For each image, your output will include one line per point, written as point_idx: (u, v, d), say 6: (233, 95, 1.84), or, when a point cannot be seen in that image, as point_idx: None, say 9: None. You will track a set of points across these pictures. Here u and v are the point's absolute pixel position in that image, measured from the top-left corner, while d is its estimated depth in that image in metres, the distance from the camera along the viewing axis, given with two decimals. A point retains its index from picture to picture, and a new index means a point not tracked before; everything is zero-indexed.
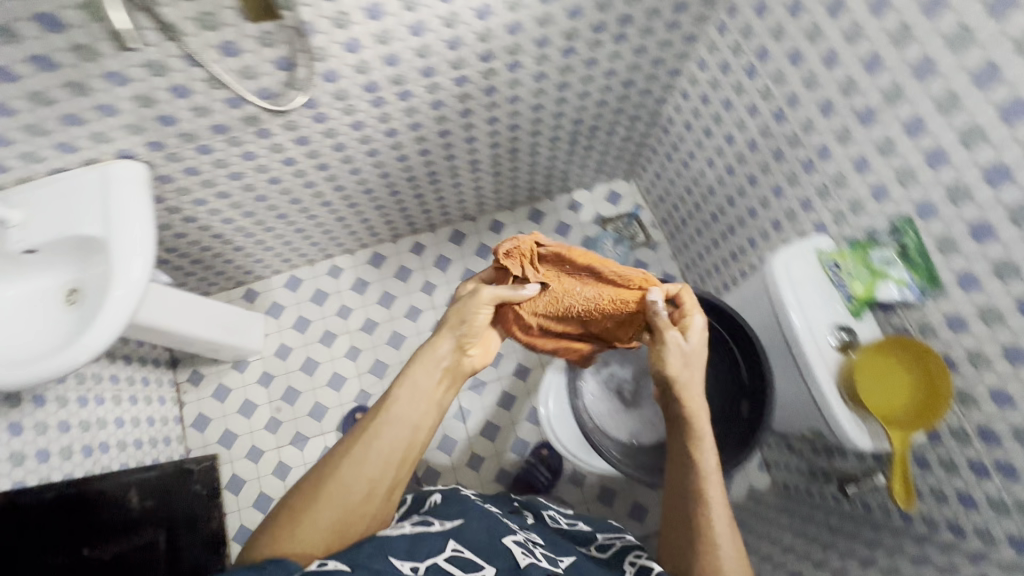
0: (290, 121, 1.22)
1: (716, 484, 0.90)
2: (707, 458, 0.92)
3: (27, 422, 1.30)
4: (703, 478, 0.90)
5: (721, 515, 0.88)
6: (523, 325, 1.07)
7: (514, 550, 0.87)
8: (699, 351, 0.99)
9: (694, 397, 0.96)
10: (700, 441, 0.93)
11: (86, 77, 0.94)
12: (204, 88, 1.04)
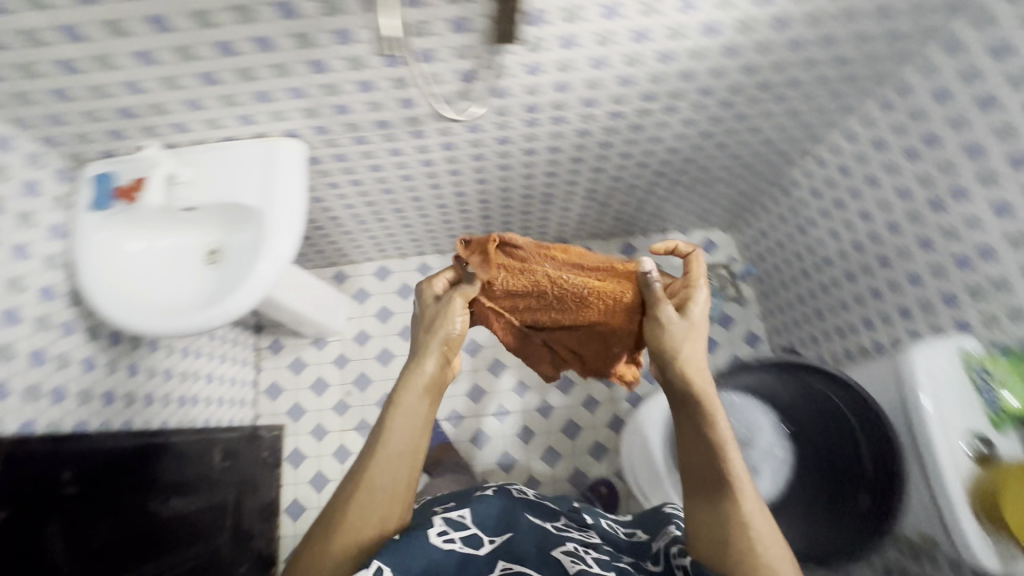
0: (446, 127, 1.24)
1: (730, 453, 0.85)
2: (721, 426, 0.88)
3: (141, 366, 1.36)
4: (718, 451, 0.86)
5: (741, 484, 0.83)
6: (506, 318, 1.09)
7: (564, 560, 0.83)
8: (699, 316, 0.98)
9: (691, 360, 0.93)
10: (696, 408, 0.90)
11: (291, 62, 0.98)
12: (388, 86, 1.07)
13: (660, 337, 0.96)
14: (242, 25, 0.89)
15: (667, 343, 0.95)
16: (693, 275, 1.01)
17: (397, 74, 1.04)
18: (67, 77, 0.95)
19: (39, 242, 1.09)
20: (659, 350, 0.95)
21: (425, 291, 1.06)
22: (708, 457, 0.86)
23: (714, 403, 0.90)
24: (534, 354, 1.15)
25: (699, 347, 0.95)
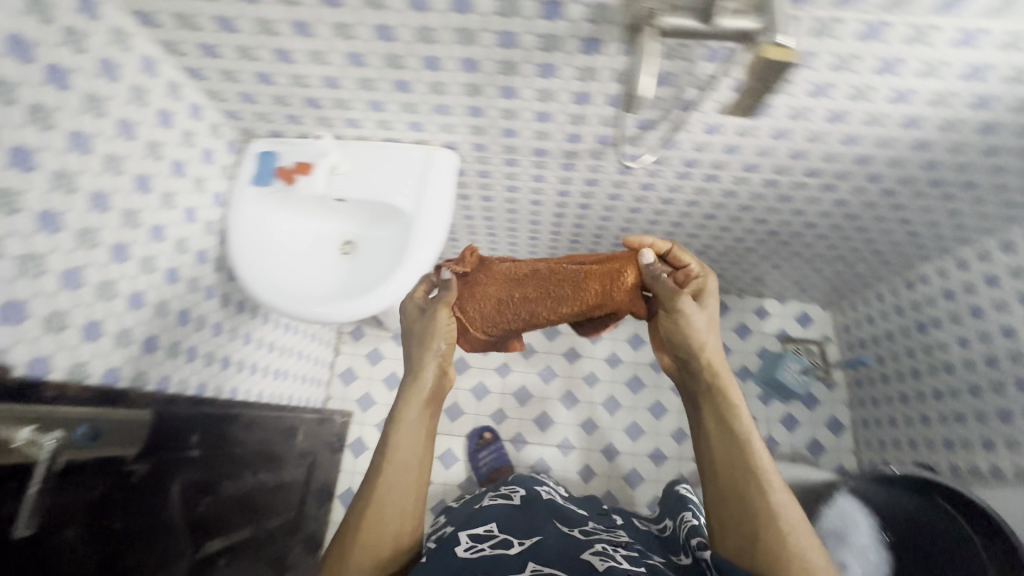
0: (598, 166, 1.24)
1: (757, 444, 0.82)
2: (743, 412, 0.85)
3: (254, 336, 1.40)
4: (740, 437, 0.82)
5: (772, 475, 0.79)
6: (480, 321, 1.04)
7: (593, 558, 0.85)
8: (712, 304, 0.96)
9: (712, 349, 0.90)
10: (719, 396, 0.87)
11: (486, 84, 0.99)
12: (565, 121, 1.07)
13: (689, 329, 0.91)
14: (458, 46, 0.90)
15: (688, 335, 0.91)
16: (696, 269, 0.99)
17: (580, 112, 1.04)
18: (277, 63, 0.99)
19: (204, 208, 1.14)
20: (681, 340, 0.91)
21: (409, 307, 1.06)
22: (735, 449, 0.81)
23: (732, 389, 0.87)
24: (501, 345, 1.11)
25: (714, 331, 0.92)
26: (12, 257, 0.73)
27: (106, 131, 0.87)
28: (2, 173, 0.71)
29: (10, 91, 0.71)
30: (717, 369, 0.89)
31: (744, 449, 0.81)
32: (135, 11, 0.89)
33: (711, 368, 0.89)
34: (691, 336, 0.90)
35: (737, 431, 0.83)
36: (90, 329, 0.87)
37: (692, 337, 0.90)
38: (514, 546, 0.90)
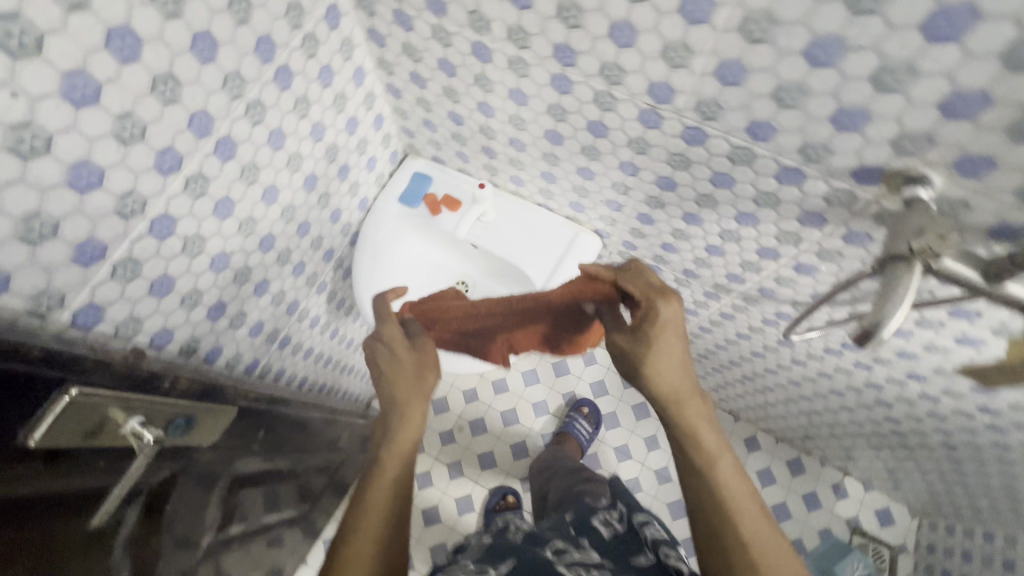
0: (743, 308, 1.13)
1: (726, 471, 0.69)
2: (707, 434, 0.70)
3: (341, 332, 1.40)
4: (707, 468, 0.69)
5: (746, 503, 0.68)
6: (438, 329, 0.97)
7: None
8: (667, 334, 0.71)
9: (673, 377, 0.71)
10: (683, 424, 0.71)
11: (673, 204, 0.92)
12: (735, 262, 0.98)
13: (630, 366, 0.73)
14: (666, 165, 0.83)
15: (634, 371, 0.73)
16: (642, 292, 0.75)
17: (758, 262, 0.95)
18: (474, 110, 0.96)
19: (349, 211, 1.15)
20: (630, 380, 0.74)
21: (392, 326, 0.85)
22: (701, 482, 0.69)
23: (698, 408, 0.71)
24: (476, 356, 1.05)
25: (679, 355, 0.71)
26: (182, 237, 0.74)
27: (299, 131, 0.87)
28: (204, 160, 0.72)
29: (238, 87, 0.71)
30: (688, 389, 0.71)
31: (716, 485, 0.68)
32: (367, 27, 0.88)
33: (673, 393, 0.70)
34: (631, 370, 0.73)
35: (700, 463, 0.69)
36: (216, 310, 0.88)
37: (629, 373, 0.73)
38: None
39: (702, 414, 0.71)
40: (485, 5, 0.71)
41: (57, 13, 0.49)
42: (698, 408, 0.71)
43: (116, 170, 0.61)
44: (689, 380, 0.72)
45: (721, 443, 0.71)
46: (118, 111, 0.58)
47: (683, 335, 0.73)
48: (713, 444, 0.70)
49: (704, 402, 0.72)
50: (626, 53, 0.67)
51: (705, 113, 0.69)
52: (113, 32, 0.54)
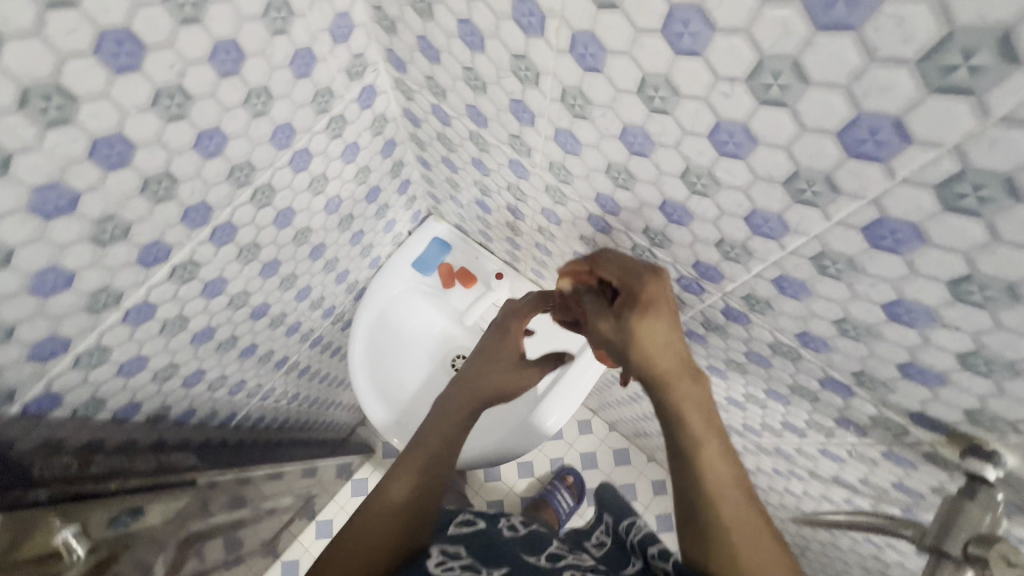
0: (755, 453, 1.04)
1: (709, 457, 0.58)
2: (694, 418, 0.58)
3: (332, 375, 1.35)
4: (691, 451, 0.58)
5: (729, 491, 0.57)
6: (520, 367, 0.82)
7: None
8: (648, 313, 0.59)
9: (661, 359, 0.59)
10: (672, 405, 0.59)
11: (698, 353, 0.83)
12: (755, 420, 0.90)
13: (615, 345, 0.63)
14: (698, 322, 0.75)
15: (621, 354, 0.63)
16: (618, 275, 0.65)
17: (781, 429, 0.86)
18: (505, 207, 0.89)
19: (357, 270, 1.09)
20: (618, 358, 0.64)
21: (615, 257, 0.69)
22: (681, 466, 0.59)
23: (692, 392, 0.59)
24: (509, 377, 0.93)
25: (664, 337, 0.59)
26: (161, 320, 0.69)
27: (311, 206, 0.81)
28: (196, 248, 0.66)
29: (245, 175, 0.65)
30: (680, 367, 0.59)
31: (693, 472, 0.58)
32: (404, 107, 0.81)
33: (662, 370, 0.59)
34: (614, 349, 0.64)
35: (684, 443, 0.58)
36: (195, 376, 0.83)
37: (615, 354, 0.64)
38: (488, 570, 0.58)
39: (695, 399, 0.58)
40: (529, 135, 0.63)
41: (31, 131, 0.43)
42: (688, 388, 0.59)
43: (89, 272, 0.55)
44: (679, 359, 0.59)
45: (709, 423, 0.58)
46: (97, 217, 0.52)
47: (669, 309, 0.60)
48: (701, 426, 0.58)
49: (697, 384, 0.59)
50: (676, 227, 0.59)
51: (752, 304, 0.62)
52: (99, 142, 0.48)
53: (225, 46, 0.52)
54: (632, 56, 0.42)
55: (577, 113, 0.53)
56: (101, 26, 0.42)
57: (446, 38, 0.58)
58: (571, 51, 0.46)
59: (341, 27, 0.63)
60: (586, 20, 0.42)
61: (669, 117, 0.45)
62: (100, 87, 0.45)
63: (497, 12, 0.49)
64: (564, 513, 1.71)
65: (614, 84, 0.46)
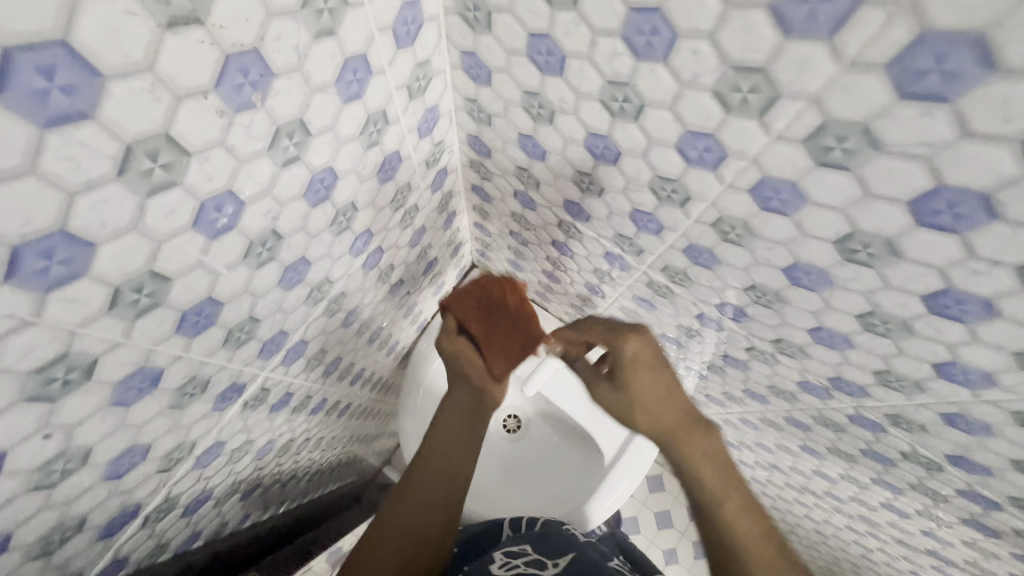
0: (827, 512, 1.02)
1: (734, 511, 0.56)
2: (710, 471, 0.58)
3: (368, 432, 1.29)
4: (714, 507, 0.57)
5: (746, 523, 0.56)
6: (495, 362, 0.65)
7: None
8: (641, 373, 0.61)
9: (663, 411, 0.61)
10: (686, 460, 0.60)
11: (793, 435, 0.79)
12: (843, 492, 0.86)
13: (620, 402, 0.63)
14: (806, 415, 0.70)
15: (626, 410, 0.63)
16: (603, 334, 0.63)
17: (877, 506, 0.82)
18: (578, 280, 0.82)
19: (403, 335, 1.02)
20: (622, 416, 0.64)
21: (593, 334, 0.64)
22: (704, 525, 0.58)
23: (701, 443, 0.60)
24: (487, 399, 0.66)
25: (659, 394, 0.61)
26: (227, 451, 0.62)
27: (374, 295, 0.74)
28: (268, 374, 0.58)
29: (322, 292, 0.57)
30: (682, 419, 0.61)
31: (722, 531, 0.56)
32: (473, 184, 0.73)
33: (663, 419, 0.61)
34: (622, 409, 0.63)
35: (702, 498, 0.58)
36: (251, 484, 0.77)
37: (619, 412, 0.64)
38: (547, 570, 0.60)
39: (705, 450, 0.59)
40: (644, 240, 0.56)
41: (119, 329, 0.34)
42: (700, 439, 0.60)
43: (165, 438, 0.47)
44: (679, 412, 0.61)
45: (726, 472, 0.58)
46: (177, 386, 0.44)
47: (664, 366, 0.61)
48: (720, 478, 0.58)
49: (707, 432, 0.60)
50: (822, 348, 0.53)
51: (898, 422, 0.56)
52: (188, 314, 0.40)
53: (321, 176, 0.44)
54: (846, 213, 0.35)
55: (730, 239, 0.47)
56: (202, 195, 0.34)
57: (563, 144, 0.50)
58: (750, 191, 0.39)
59: (428, 121, 0.55)
60: (791, 172, 0.35)
61: (872, 269, 0.38)
62: (194, 260, 0.37)
63: (652, 138, 0.41)
64: None
65: (802, 229, 0.40)
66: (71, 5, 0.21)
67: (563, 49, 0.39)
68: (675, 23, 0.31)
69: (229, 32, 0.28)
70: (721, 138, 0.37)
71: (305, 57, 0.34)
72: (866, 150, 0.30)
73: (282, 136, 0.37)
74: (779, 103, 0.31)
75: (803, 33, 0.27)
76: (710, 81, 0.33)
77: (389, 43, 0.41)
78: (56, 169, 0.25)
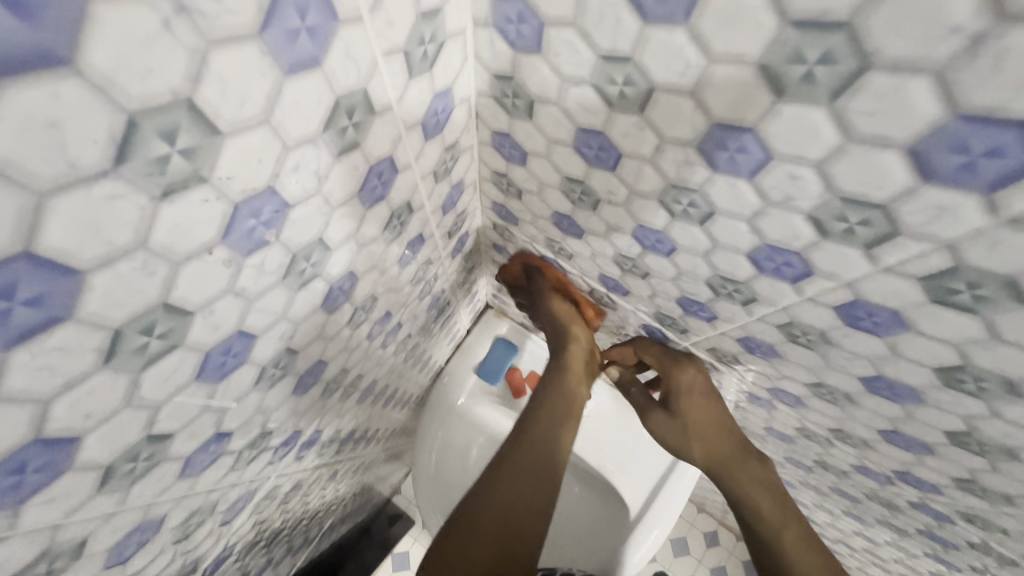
0: (865, 565, 0.97)
1: (791, 543, 0.48)
2: (767, 500, 0.51)
3: (380, 475, 1.24)
4: (770, 538, 0.49)
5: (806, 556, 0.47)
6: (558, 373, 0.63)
7: None
8: (696, 401, 0.59)
9: (714, 438, 0.58)
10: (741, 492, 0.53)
11: (839, 501, 0.74)
12: (889, 554, 0.81)
13: (672, 431, 0.60)
14: (858, 491, 0.65)
15: (678, 438, 0.60)
16: (660, 357, 0.62)
17: (924, 571, 0.78)
18: (602, 337, 0.77)
19: (416, 386, 0.97)
20: (674, 447, 0.60)
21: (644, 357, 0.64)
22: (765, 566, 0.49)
23: (755, 473, 0.54)
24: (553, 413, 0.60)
25: (714, 421, 0.58)
26: (236, 550, 0.57)
27: (390, 365, 0.69)
28: (279, 473, 0.53)
29: (337, 382, 0.52)
30: (737, 449, 0.57)
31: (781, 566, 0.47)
32: (495, 243, 0.68)
33: (723, 448, 0.57)
34: (673, 438, 0.60)
35: (759, 530, 0.50)
36: (261, 564, 0.72)
37: (671, 441, 0.61)
38: None
39: (761, 480, 0.53)
40: (692, 322, 0.51)
41: (112, 502, 0.29)
42: (756, 470, 0.54)
43: (167, 569, 0.43)
44: (735, 442, 0.57)
45: (784, 503, 0.51)
46: (181, 523, 0.39)
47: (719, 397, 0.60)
48: (776, 510, 0.51)
49: (764, 464, 0.55)
50: (893, 448, 0.48)
51: (972, 520, 0.51)
52: (192, 457, 0.34)
53: (339, 283, 0.39)
54: (959, 349, 0.30)
55: (799, 342, 0.41)
56: (208, 346, 0.29)
57: (606, 229, 0.45)
58: (836, 307, 0.34)
59: (452, 196, 0.50)
60: (895, 302, 0.30)
61: (980, 400, 0.33)
62: (198, 409, 0.31)
63: (718, 242, 0.36)
64: None
65: (895, 350, 0.34)
66: (34, 210, 0.16)
67: (619, 148, 0.34)
68: (772, 146, 0.26)
69: (238, 179, 0.23)
70: (808, 258, 0.32)
71: (326, 177, 0.29)
72: (1007, 301, 0.25)
73: (299, 261, 0.32)
74: (897, 240, 0.26)
75: (948, 181, 0.22)
76: (808, 206, 0.28)
77: (416, 137, 0.36)
78: (24, 385, 0.20)
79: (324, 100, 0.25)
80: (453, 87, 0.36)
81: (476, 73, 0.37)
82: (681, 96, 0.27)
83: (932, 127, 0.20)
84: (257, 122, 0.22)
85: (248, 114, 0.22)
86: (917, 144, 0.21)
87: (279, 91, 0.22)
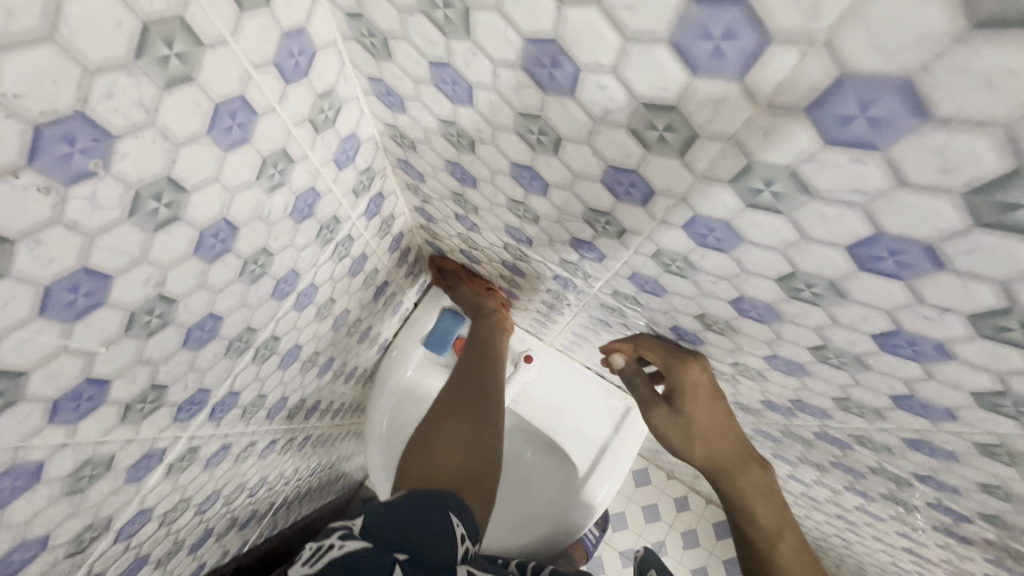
0: (808, 510, 1.00)
1: (786, 555, 0.53)
2: (764, 509, 0.55)
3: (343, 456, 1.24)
4: (764, 545, 0.54)
5: (792, 556, 0.53)
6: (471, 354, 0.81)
7: None
8: (701, 402, 0.57)
9: (718, 441, 0.57)
10: (739, 496, 0.56)
11: (765, 445, 0.77)
12: (822, 494, 0.84)
13: (673, 429, 0.58)
14: (775, 429, 0.67)
15: (679, 439, 0.58)
16: (663, 355, 0.60)
17: (852, 508, 0.81)
18: (536, 298, 0.78)
19: (363, 360, 0.97)
20: (674, 446, 0.59)
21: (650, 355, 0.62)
22: (753, 561, 0.55)
23: (754, 478, 0.56)
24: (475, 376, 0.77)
25: (718, 420, 0.57)
26: (158, 515, 0.57)
27: (317, 331, 0.69)
28: (193, 434, 0.54)
29: (245, 342, 0.53)
30: (738, 452, 0.57)
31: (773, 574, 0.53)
32: (416, 206, 0.68)
33: (726, 459, 0.57)
34: (673, 439, 0.58)
35: (754, 537, 0.55)
36: (200, 536, 0.73)
37: (671, 439, 0.59)
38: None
39: (761, 488, 0.55)
40: (590, 265, 0.52)
41: None
42: (754, 476, 0.56)
43: (67, 524, 0.43)
44: (737, 445, 0.57)
45: (779, 511, 0.55)
46: (69, 473, 0.40)
47: (721, 396, 0.58)
48: (773, 518, 0.55)
49: (763, 469, 0.56)
50: (782, 375, 0.49)
51: (862, 442, 0.53)
52: (62, 401, 0.35)
53: (213, 230, 0.39)
54: (784, 254, 0.32)
55: (673, 271, 0.43)
56: (45, 280, 0.29)
57: (489, 173, 0.46)
58: (684, 227, 0.36)
59: (346, 150, 0.50)
60: (723, 212, 0.32)
61: (820, 308, 0.35)
62: (54, 348, 0.32)
63: (576, 172, 0.37)
64: (593, 551, 1.49)
65: (742, 265, 0.36)
66: None
67: (467, 79, 0.35)
68: (575, 56, 0.27)
69: (31, 99, 0.24)
70: (645, 175, 0.33)
71: (156, 110, 0.29)
72: (797, 195, 0.27)
73: (146, 199, 0.32)
74: (698, 143, 0.27)
75: (710, 72, 0.23)
76: (624, 118, 0.29)
77: (274, 80, 0.36)
78: None
79: (127, 23, 0.25)
80: (307, 27, 0.36)
81: (331, 14, 0.37)
82: (491, 13, 0.28)
83: (677, 15, 0.21)
84: (39, 38, 0.23)
85: (22, 29, 0.22)
86: (674, 35, 0.22)
87: (59, 7, 0.23)
